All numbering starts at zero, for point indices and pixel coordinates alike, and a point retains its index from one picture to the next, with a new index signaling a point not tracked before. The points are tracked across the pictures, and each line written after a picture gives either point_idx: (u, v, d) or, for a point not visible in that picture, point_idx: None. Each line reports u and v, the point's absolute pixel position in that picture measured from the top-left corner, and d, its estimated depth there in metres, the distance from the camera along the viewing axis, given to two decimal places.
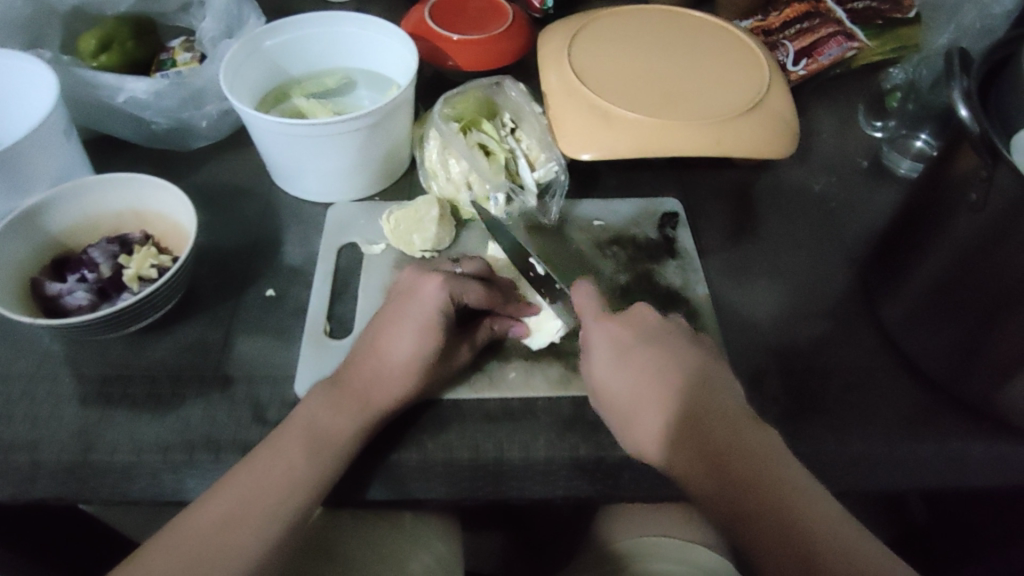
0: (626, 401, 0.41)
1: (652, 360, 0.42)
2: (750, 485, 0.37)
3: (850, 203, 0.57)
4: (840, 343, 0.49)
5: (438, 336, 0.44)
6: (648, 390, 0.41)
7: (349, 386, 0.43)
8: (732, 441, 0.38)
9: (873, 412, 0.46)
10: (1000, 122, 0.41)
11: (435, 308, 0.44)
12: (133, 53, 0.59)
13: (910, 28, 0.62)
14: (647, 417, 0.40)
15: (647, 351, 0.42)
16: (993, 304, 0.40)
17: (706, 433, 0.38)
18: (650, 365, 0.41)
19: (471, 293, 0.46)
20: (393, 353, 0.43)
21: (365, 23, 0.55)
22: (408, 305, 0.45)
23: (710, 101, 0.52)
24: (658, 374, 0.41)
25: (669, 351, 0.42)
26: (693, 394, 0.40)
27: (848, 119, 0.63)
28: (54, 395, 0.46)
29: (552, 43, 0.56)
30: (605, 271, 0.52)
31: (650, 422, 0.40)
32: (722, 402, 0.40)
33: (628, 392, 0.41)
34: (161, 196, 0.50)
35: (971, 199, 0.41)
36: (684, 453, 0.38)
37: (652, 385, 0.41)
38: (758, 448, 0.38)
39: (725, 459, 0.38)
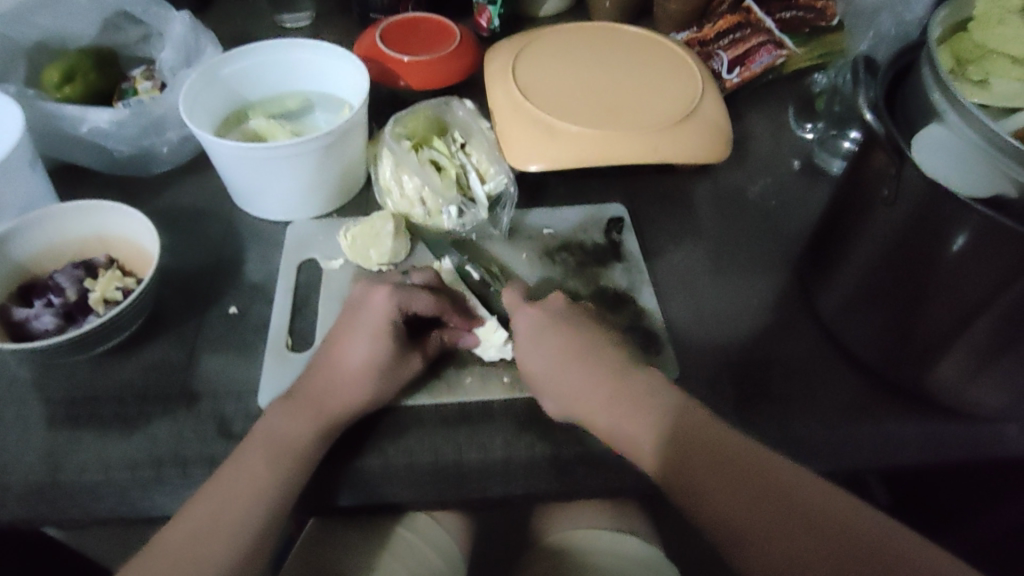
0: (577, 390, 0.46)
1: (561, 342, 0.47)
2: (747, 487, 0.40)
3: (787, 202, 0.60)
4: (783, 337, 0.52)
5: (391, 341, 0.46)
6: (577, 376, 0.46)
7: (309, 394, 0.45)
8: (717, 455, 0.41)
9: (812, 396, 0.49)
10: (907, 127, 0.44)
11: (384, 316, 0.47)
12: (96, 84, 0.61)
13: (833, 35, 0.66)
14: (596, 403, 0.45)
15: (565, 331, 0.48)
16: (915, 290, 0.43)
17: (688, 445, 0.42)
18: (579, 353, 0.47)
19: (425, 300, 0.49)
20: (348, 365, 0.46)
21: (318, 49, 0.58)
22: (360, 320, 0.47)
23: (648, 110, 0.55)
24: (584, 360, 0.47)
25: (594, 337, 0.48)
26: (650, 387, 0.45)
27: (781, 121, 0.66)
28: (23, 417, 0.47)
29: (497, 62, 0.59)
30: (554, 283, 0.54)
31: (627, 416, 0.44)
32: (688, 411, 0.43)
33: (568, 382, 0.46)
34: (125, 222, 0.52)
35: (885, 195, 0.43)
36: (670, 442, 0.42)
37: (574, 367, 0.46)
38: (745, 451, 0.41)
39: (726, 462, 0.41)
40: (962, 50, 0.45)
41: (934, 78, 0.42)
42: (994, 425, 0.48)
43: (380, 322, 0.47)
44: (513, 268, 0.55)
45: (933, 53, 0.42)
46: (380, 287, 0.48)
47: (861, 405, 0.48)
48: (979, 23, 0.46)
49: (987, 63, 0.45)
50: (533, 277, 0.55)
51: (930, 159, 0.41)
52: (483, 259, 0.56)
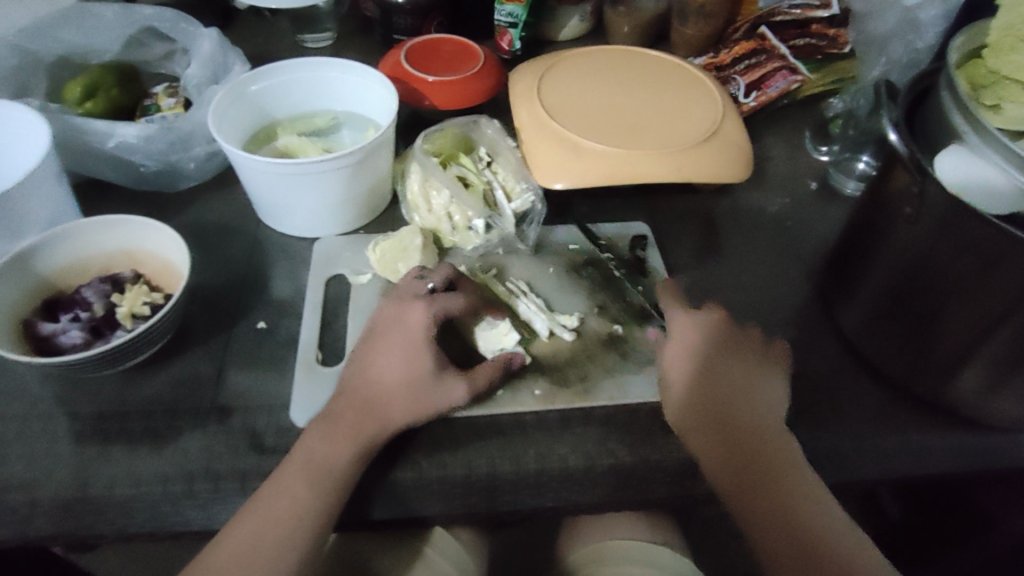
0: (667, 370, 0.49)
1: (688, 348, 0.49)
2: (751, 466, 0.44)
3: (806, 222, 0.62)
4: (806, 350, 0.53)
5: (432, 353, 0.46)
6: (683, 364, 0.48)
7: (347, 406, 0.45)
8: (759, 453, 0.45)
9: (837, 407, 0.49)
10: (931, 148, 0.45)
11: (421, 326, 0.47)
12: (118, 99, 0.61)
13: (846, 61, 0.68)
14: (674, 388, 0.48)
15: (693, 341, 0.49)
16: (936, 303, 0.44)
17: (728, 428, 0.46)
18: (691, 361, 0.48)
19: (456, 304, 0.50)
20: (383, 373, 0.46)
21: (346, 68, 0.58)
22: (399, 332, 0.48)
23: (669, 131, 0.56)
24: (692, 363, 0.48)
25: (683, 337, 0.49)
26: (711, 376, 0.48)
27: (796, 144, 0.68)
28: (47, 434, 0.47)
29: (522, 82, 0.61)
30: (579, 300, 0.55)
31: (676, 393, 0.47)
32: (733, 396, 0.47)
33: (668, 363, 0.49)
34: (153, 236, 0.52)
35: (906, 213, 0.44)
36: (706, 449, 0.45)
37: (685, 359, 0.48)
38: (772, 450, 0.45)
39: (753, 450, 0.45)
40: (977, 76, 0.47)
41: (953, 100, 0.43)
42: (1014, 436, 0.48)
43: (419, 335, 0.47)
44: (541, 282, 0.56)
45: (952, 77, 0.43)
46: (417, 305, 0.49)
47: (887, 417, 0.49)
48: (995, 50, 0.47)
49: (1000, 89, 0.46)
50: (561, 291, 0.55)
51: (954, 179, 0.42)
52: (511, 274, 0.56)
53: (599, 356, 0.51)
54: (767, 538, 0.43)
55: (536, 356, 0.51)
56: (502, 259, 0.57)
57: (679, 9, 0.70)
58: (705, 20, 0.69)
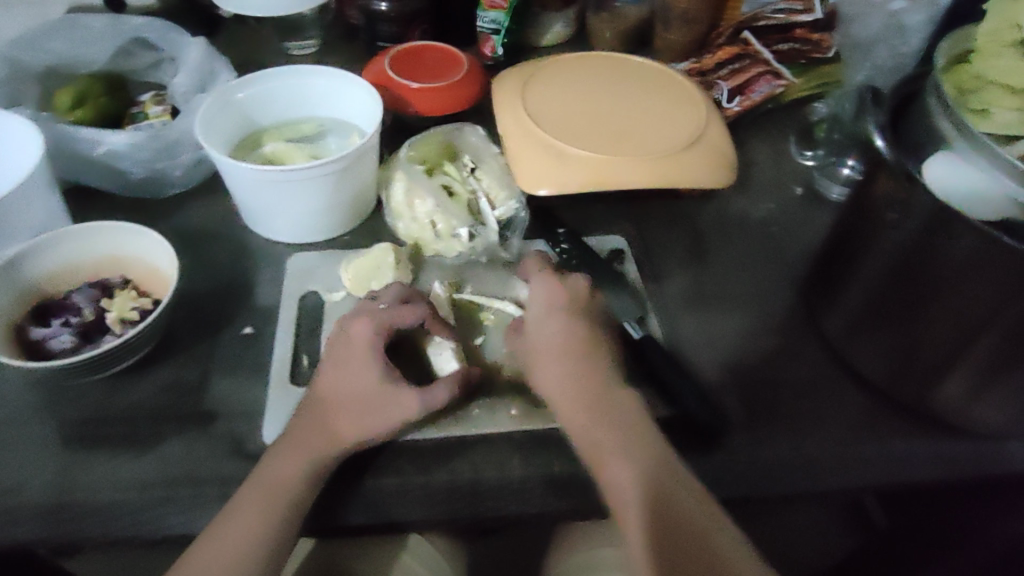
0: (546, 344, 0.48)
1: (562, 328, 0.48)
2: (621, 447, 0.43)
3: (789, 226, 0.62)
4: (789, 357, 0.53)
5: (381, 363, 0.46)
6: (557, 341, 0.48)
7: (317, 413, 0.45)
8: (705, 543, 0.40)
9: (820, 417, 0.49)
10: (914, 153, 0.45)
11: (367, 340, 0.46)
12: (106, 108, 0.61)
13: (830, 66, 0.68)
14: (550, 368, 0.47)
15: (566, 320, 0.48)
16: (918, 310, 0.44)
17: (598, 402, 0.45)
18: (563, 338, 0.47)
19: (410, 319, 0.48)
20: (340, 388, 0.45)
21: (334, 75, 0.59)
22: (350, 351, 0.47)
23: (654, 137, 0.56)
24: (567, 338, 0.48)
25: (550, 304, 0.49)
26: (672, 466, 0.43)
27: (781, 149, 0.68)
28: (34, 441, 0.47)
29: (506, 89, 0.61)
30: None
31: (551, 371, 0.47)
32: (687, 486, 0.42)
33: (544, 339, 0.48)
34: (142, 243, 0.52)
35: (890, 222, 0.44)
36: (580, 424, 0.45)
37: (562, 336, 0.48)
38: (720, 545, 0.40)
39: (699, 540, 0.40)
40: (963, 81, 0.47)
41: (940, 106, 0.43)
42: (997, 442, 0.49)
43: (364, 349, 0.46)
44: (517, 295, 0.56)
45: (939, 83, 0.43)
46: (359, 317, 0.48)
47: (869, 425, 0.49)
48: (980, 55, 0.47)
49: (986, 93, 0.46)
50: None
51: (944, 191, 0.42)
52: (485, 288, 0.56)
53: None
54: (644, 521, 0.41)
55: (512, 376, 0.50)
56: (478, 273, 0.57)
57: (662, 15, 0.71)
58: (689, 26, 0.69)
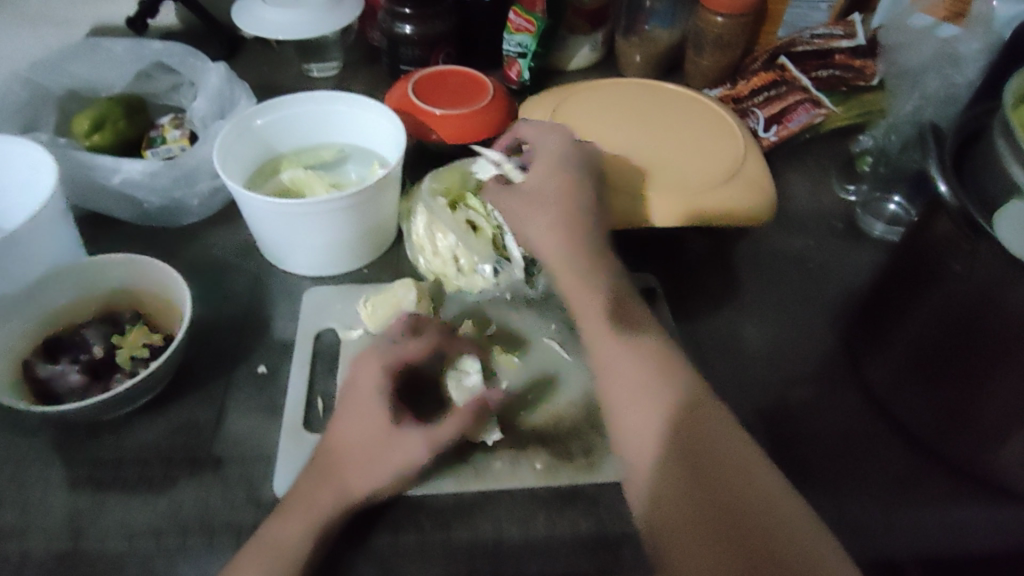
0: (537, 184, 0.51)
1: (554, 179, 0.51)
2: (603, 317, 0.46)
3: (828, 264, 0.59)
4: (829, 407, 0.50)
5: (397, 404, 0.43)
6: (546, 184, 0.51)
7: (328, 466, 0.42)
8: (721, 462, 0.38)
9: (859, 473, 0.46)
10: (981, 198, 0.41)
11: (370, 387, 0.44)
12: (125, 132, 0.60)
13: (874, 94, 0.66)
14: (536, 213, 0.50)
15: (558, 166, 0.51)
16: (979, 369, 0.41)
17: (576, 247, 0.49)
18: (553, 181, 0.51)
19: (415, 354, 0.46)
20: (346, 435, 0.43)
21: (355, 102, 0.57)
22: (355, 399, 0.44)
23: (687, 171, 0.54)
24: (554, 183, 0.51)
25: (544, 150, 0.53)
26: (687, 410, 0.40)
27: (821, 183, 0.65)
28: (43, 481, 0.45)
29: (534, 116, 0.59)
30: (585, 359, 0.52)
31: (538, 216, 0.50)
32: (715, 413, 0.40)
33: (536, 183, 0.51)
34: (155, 275, 0.51)
35: (955, 270, 0.41)
36: (557, 261, 0.49)
37: (549, 180, 0.51)
38: (729, 460, 0.38)
39: (715, 457, 0.38)
40: None
41: (1010, 146, 0.39)
42: None
43: (369, 393, 0.43)
44: (541, 338, 0.53)
45: (1009, 120, 0.40)
46: (366, 357, 0.45)
47: (911, 483, 0.46)
48: None
49: None
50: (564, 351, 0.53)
51: (1010, 238, 0.37)
52: (508, 331, 0.54)
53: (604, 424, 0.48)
54: (661, 485, 0.38)
55: (536, 427, 0.48)
56: (501, 315, 0.55)
57: (694, 40, 0.68)
58: (722, 51, 0.67)
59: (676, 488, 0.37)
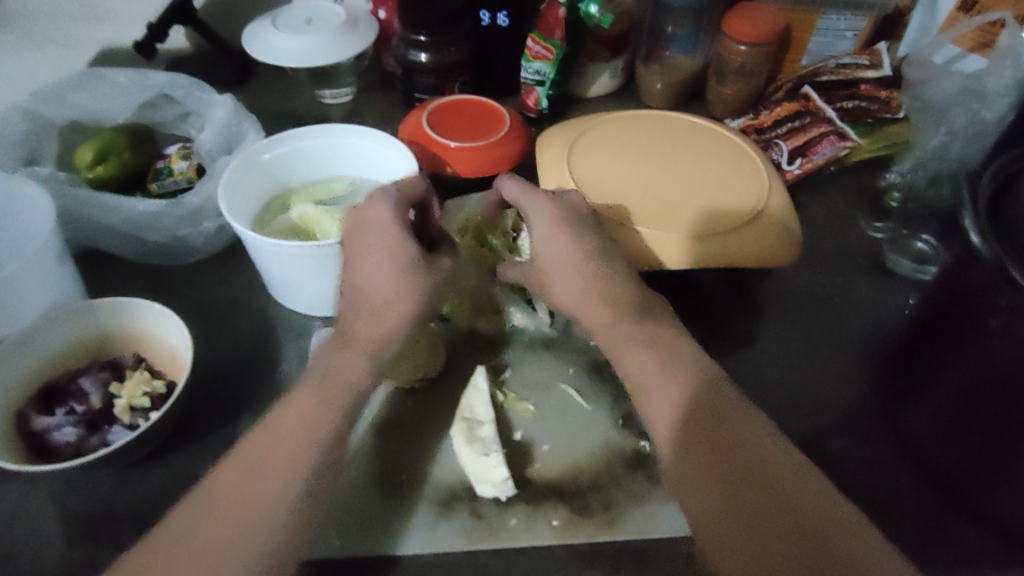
0: (551, 259, 0.46)
1: (563, 246, 0.46)
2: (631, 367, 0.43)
3: (855, 303, 0.57)
4: (858, 458, 0.48)
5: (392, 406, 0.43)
6: (560, 256, 0.46)
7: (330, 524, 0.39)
8: (772, 479, 0.36)
9: (885, 531, 0.44)
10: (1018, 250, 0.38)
11: (385, 220, 0.45)
12: (131, 163, 0.58)
13: (898, 126, 0.64)
14: (563, 285, 0.46)
15: (566, 236, 0.46)
16: (1013, 433, 0.38)
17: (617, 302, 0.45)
18: (570, 255, 0.46)
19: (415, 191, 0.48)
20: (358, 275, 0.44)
21: (367, 135, 0.55)
22: (367, 234, 0.45)
23: (712, 209, 0.52)
24: (568, 259, 0.46)
25: (544, 217, 0.47)
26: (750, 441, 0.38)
27: (846, 217, 0.63)
28: (35, 536, 0.43)
29: (551, 150, 0.57)
30: (603, 408, 0.50)
31: (569, 287, 0.46)
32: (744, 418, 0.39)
33: (550, 255, 0.46)
34: (156, 320, 0.48)
35: (993, 327, 0.38)
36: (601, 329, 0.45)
37: (562, 250, 0.46)
38: (805, 501, 0.35)
39: (760, 470, 0.37)
40: None
41: None
42: None
43: None
44: (558, 385, 0.52)
45: None
46: (376, 198, 0.46)
47: (944, 541, 0.44)
48: None
49: None
50: (580, 399, 0.51)
51: None
52: (521, 377, 0.52)
53: (624, 479, 0.46)
54: (732, 513, 0.36)
55: (549, 480, 0.46)
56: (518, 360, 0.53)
57: (716, 67, 0.66)
58: (745, 80, 0.65)
59: (744, 518, 0.35)
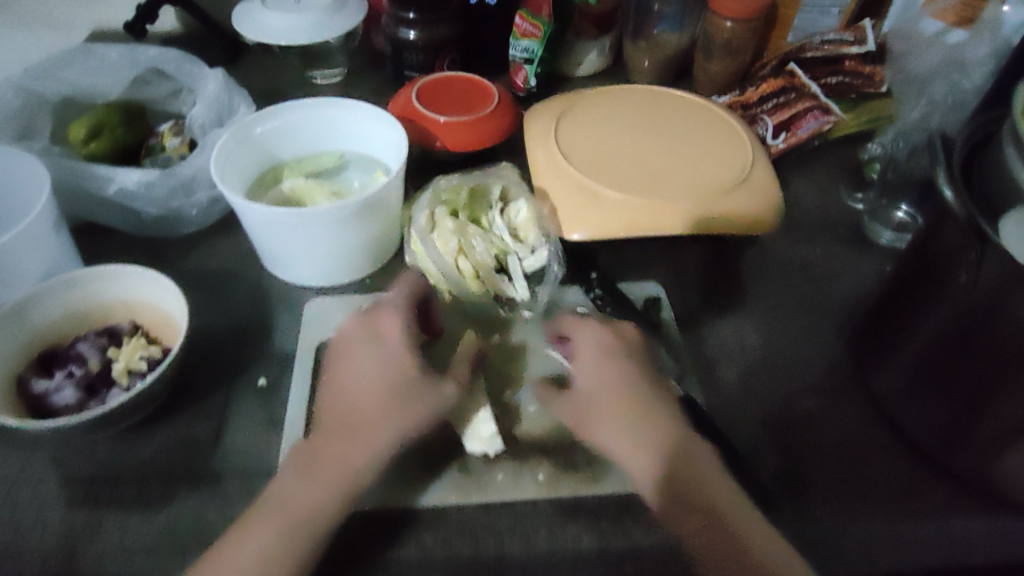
0: (592, 388, 0.47)
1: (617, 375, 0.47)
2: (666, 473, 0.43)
3: (837, 273, 0.58)
4: (832, 417, 0.49)
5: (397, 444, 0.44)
6: (605, 384, 0.47)
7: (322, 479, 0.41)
8: None
9: (858, 485, 0.45)
10: (987, 209, 0.40)
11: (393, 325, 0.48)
12: (123, 139, 0.59)
13: (881, 100, 0.65)
14: (605, 420, 0.45)
15: (614, 369, 0.47)
16: (983, 382, 0.40)
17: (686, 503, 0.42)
18: (628, 407, 0.45)
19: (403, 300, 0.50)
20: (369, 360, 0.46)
21: (357, 109, 0.56)
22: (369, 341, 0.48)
23: (696, 178, 0.53)
24: (620, 395, 0.46)
25: (590, 345, 0.49)
26: (758, 535, 0.40)
27: (828, 189, 0.64)
28: (36, 497, 0.44)
29: (538, 123, 0.58)
30: None
31: (610, 428, 0.45)
32: (711, 465, 0.43)
33: (593, 382, 0.47)
34: (152, 288, 0.49)
35: (962, 281, 0.40)
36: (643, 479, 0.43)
37: (608, 379, 0.47)
38: None
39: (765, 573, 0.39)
40: None
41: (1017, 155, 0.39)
42: None
43: None
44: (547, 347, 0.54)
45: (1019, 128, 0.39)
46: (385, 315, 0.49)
47: (916, 494, 0.45)
48: None
49: None
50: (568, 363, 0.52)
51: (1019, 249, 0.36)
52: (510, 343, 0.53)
53: None
54: None
55: (537, 438, 0.47)
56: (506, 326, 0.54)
57: (703, 44, 0.68)
58: (731, 56, 0.66)
59: None
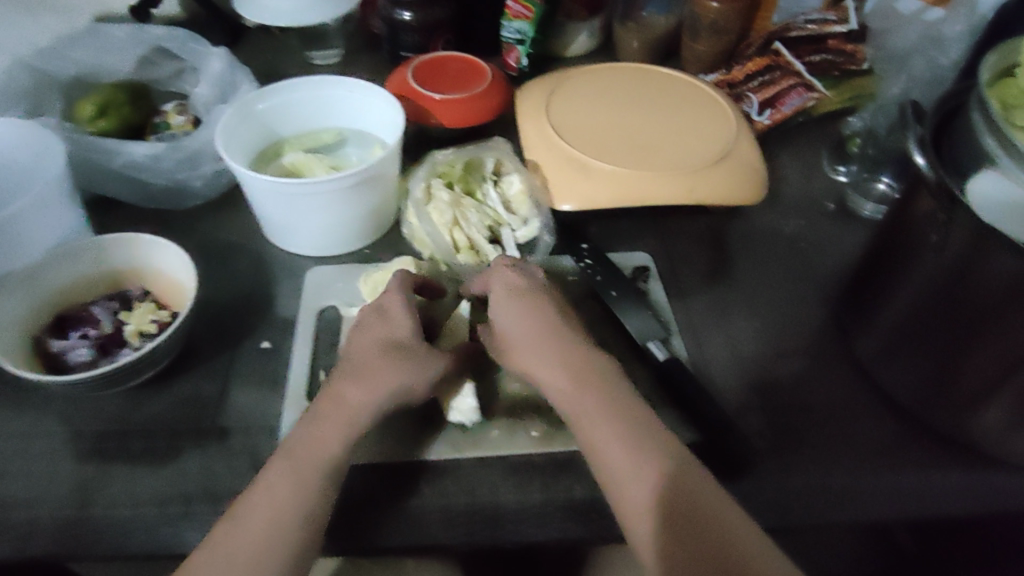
0: (520, 337, 0.45)
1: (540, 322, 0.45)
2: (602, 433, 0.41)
3: (819, 243, 0.60)
4: (816, 379, 0.51)
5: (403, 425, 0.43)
6: (531, 330, 0.45)
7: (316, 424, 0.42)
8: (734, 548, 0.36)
9: (841, 441, 0.47)
10: (955, 174, 0.42)
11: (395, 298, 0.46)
12: (129, 117, 0.61)
13: (863, 78, 0.67)
14: (540, 367, 0.44)
15: (540, 316, 0.46)
16: (958, 338, 0.42)
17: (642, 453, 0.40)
18: (566, 354, 0.44)
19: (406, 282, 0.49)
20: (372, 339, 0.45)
21: (354, 86, 0.58)
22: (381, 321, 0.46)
23: (682, 152, 0.55)
24: (553, 339, 0.45)
25: (510, 292, 0.47)
26: (710, 490, 0.39)
27: (812, 164, 0.66)
28: (50, 451, 0.46)
29: (531, 99, 0.60)
30: None
31: (547, 373, 0.44)
32: (655, 426, 0.41)
33: (519, 331, 0.45)
34: (160, 254, 0.52)
35: (934, 242, 0.41)
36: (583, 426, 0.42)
37: (535, 326, 0.45)
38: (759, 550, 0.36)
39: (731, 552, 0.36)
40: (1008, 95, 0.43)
41: (984, 121, 0.41)
42: None
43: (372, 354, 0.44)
44: None
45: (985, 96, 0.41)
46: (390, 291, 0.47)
47: (896, 450, 0.47)
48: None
49: None
50: None
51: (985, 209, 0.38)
52: None
53: None
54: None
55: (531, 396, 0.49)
56: None
57: (690, 25, 0.69)
58: (718, 36, 0.68)
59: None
